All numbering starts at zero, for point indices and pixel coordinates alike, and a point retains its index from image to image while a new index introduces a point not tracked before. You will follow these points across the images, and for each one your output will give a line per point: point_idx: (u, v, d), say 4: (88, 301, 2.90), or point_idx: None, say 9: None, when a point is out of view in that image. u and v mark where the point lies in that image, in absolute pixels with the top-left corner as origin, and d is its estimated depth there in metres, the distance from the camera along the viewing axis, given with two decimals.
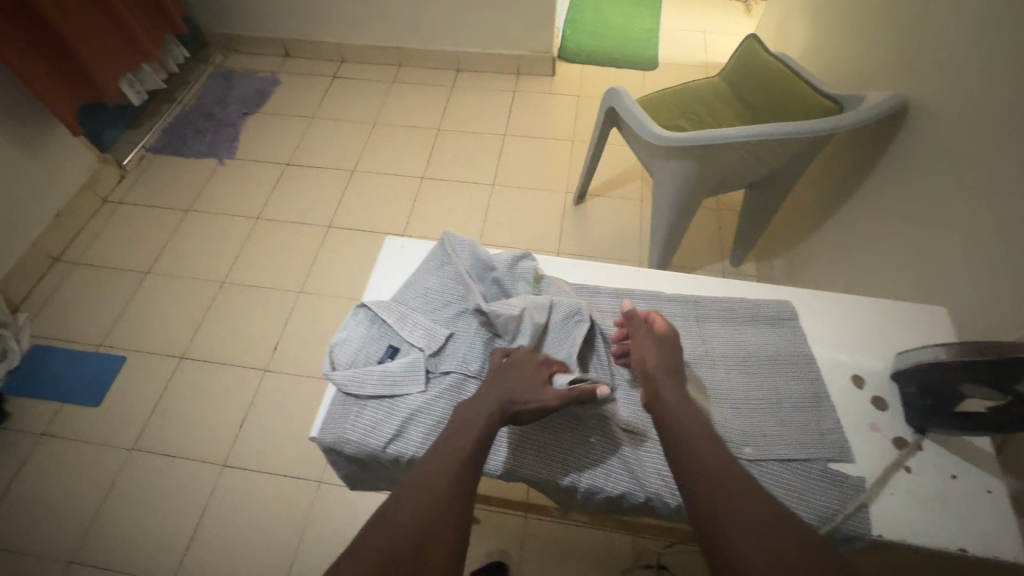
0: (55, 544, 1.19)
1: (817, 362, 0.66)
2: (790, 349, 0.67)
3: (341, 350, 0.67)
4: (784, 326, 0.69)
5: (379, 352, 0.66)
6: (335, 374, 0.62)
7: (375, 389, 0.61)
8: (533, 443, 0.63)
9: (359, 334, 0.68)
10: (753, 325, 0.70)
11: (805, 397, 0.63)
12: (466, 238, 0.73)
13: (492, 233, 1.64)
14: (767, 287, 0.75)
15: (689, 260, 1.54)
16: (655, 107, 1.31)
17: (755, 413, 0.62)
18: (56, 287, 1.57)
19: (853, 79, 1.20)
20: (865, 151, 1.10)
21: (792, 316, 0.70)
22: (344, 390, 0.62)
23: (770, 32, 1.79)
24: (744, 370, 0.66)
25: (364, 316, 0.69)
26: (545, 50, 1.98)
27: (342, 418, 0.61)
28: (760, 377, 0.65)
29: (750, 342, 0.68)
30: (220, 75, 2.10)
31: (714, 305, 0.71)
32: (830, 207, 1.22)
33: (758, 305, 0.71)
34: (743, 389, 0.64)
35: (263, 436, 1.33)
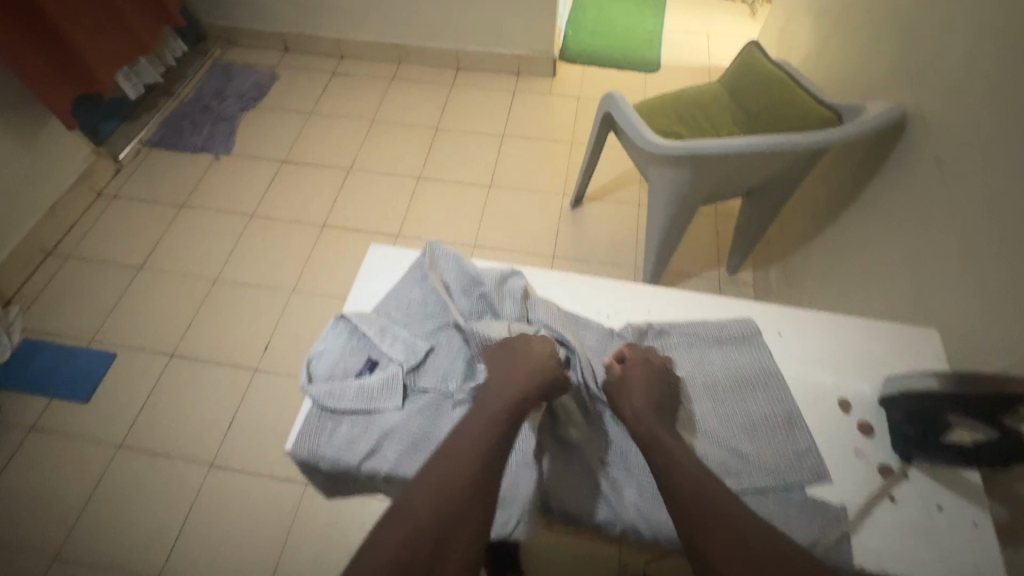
0: (39, 540, 1.19)
1: (787, 383, 0.65)
2: (760, 371, 0.66)
3: (319, 362, 0.66)
4: (748, 345, 0.68)
5: (358, 365, 0.66)
6: (312, 388, 0.62)
7: (352, 404, 0.61)
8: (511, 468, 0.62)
9: (338, 346, 0.67)
10: (719, 347, 0.68)
11: (778, 420, 0.62)
12: (451, 248, 0.73)
13: (488, 235, 1.63)
14: (733, 304, 0.73)
15: (685, 266, 1.53)
16: (652, 113, 1.30)
17: (729, 441, 0.61)
18: (49, 280, 1.56)
19: (853, 87, 1.17)
20: (862, 162, 1.08)
21: (755, 334, 0.68)
22: (321, 404, 0.61)
23: (773, 35, 1.76)
24: (713, 398, 0.65)
25: (343, 327, 0.68)
26: (545, 50, 1.96)
27: (317, 432, 0.61)
28: (732, 403, 0.64)
29: (717, 367, 0.67)
30: (219, 69, 2.08)
31: (682, 330, 0.70)
32: (827, 218, 1.20)
33: (722, 325, 0.69)
34: (718, 418, 0.63)
35: (251, 436, 1.32)
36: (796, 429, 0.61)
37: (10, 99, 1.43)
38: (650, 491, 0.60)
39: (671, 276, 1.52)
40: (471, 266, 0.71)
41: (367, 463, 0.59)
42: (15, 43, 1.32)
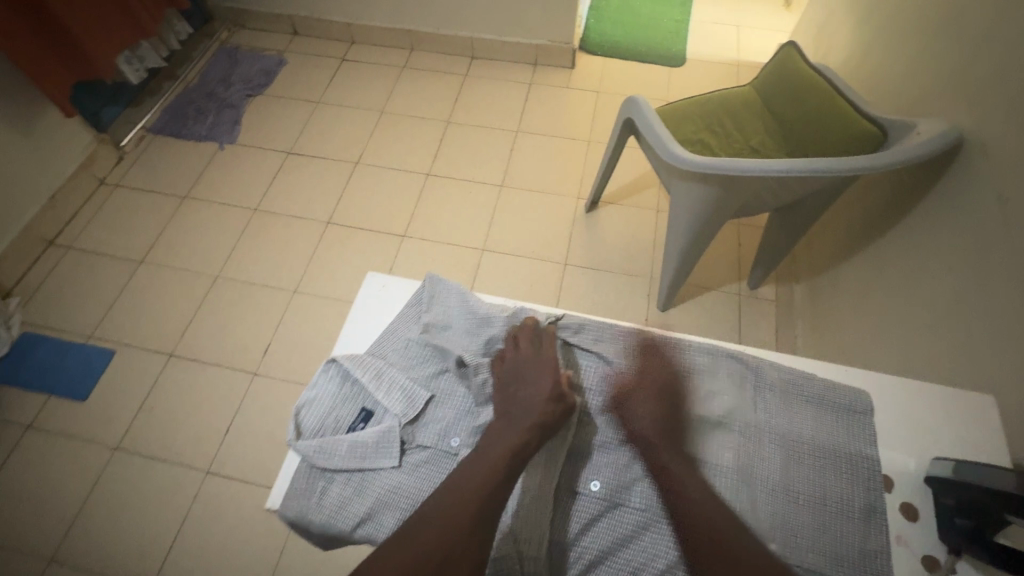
0: (35, 542, 1.18)
1: (877, 463, 0.59)
2: (844, 444, 0.60)
3: (308, 410, 0.64)
4: (858, 417, 0.61)
5: (351, 415, 0.64)
6: (301, 445, 0.59)
7: (345, 463, 0.59)
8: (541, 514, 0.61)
9: (329, 393, 0.64)
10: (817, 406, 0.62)
11: (847, 499, 0.57)
12: (453, 282, 0.70)
13: (497, 238, 1.56)
14: (849, 368, 0.67)
15: (704, 279, 1.45)
16: (677, 118, 1.21)
17: (790, 511, 0.57)
18: (49, 272, 1.53)
19: (901, 99, 1.08)
20: (905, 184, 0.99)
21: (868, 411, 0.61)
22: (311, 462, 0.59)
23: (811, 31, 1.64)
24: (789, 459, 0.60)
25: (334, 371, 0.65)
26: (565, 40, 1.85)
27: (307, 492, 0.59)
28: (808, 469, 0.59)
29: (803, 428, 0.61)
30: (225, 52, 2.01)
31: (776, 375, 0.64)
32: (862, 240, 1.12)
33: (835, 387, 0.63)
34: (787, 481, 0.59)
35: (248, 443, 1.29)
36: (841, 510, 0.57)
37: (8, 85, 1.38)
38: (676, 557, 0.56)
39: (689, 289, 1.44)
40: (477, 303, 0.69)
41: (360, 529, 0.58)
42: (11, 25, 1.26)
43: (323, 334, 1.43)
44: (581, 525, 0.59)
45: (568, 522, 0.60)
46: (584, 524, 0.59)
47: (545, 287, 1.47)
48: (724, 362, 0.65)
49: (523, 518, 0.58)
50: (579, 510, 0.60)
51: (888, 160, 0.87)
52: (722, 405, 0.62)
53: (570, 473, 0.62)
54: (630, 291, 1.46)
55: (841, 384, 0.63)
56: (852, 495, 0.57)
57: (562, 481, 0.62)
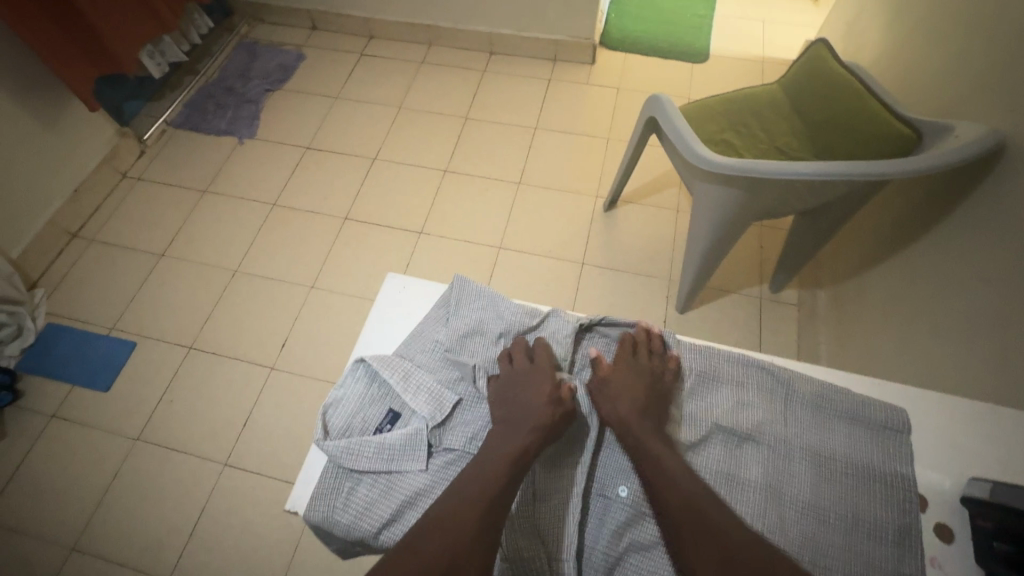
0: (58, 530, 1.20)
1: (912, 484, 0.57)
2: (876, 462, 0.59)
3: (336, 410, 0.67)
4: (892, 436, 0.60)
5: (378, 415, 0.68)
6: (328, 445, 0.62)
7: (372, 463, 0.62)
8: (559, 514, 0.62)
9: (357, 393, 0.68)
10: (849, 422, 0.61)
11: (878, 520, 0.56)
12: (478, 285, 0.73)
13: (514, 236, 1.55)
14: (891, 384, 0.65)
15: (725, 282, 1.43)
16: (700, 117, 1.19)
17: (818, 529, 0.57)
18: (73, 264, 1.56)
19: (936, 100, 1.04)
20: (940, 189, 0.96)
21: (903, 429, 0.60)
22: (337, 461, 0.62)
23: (841, 27, 1.60)
24: (819, 475, 0.59)
25: (362, 371, 0.69)
26: (586, 36, 1.82)
27: (334, 493, 0.62)
28: (838, 486, 0.58)
29: (835, 445, 0.60)
30: (245, 47, 2.02)
31: (809, 388, 0.63)
32: (891, 245, 1.09)
33: (870, 403, 0.61)
34: (816, 498, 0.58)
35: (265, 437, 1.30)
36: (871, 530, 0.56)
37: (32, 80, 1.39)
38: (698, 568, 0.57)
39: (709, 291, 1.42)
40: (505, 306, 0.73)
41: (383, 532, 0.60)
42: (35, 21, 1.27)
43: (339, 331, 1.44)
44: (610, 531, 0.60)
45: (596, 525, 0.61)
46: (607, 527, 0.60)
47: (561, 287, 1.46)
48: (756, 373, 0.65)
49: (548, 518, 0.61)
50: (607, 515, 0.61)
51: (918, 164, 0.84)
52: (753, 417, 0.62)
53: (598, 478, 0.64)
54: (649, 292, 1.44)
55: (878, 400, 0.61)
56: (883, 515, 0.56)
57: (591, 486, 0.63)
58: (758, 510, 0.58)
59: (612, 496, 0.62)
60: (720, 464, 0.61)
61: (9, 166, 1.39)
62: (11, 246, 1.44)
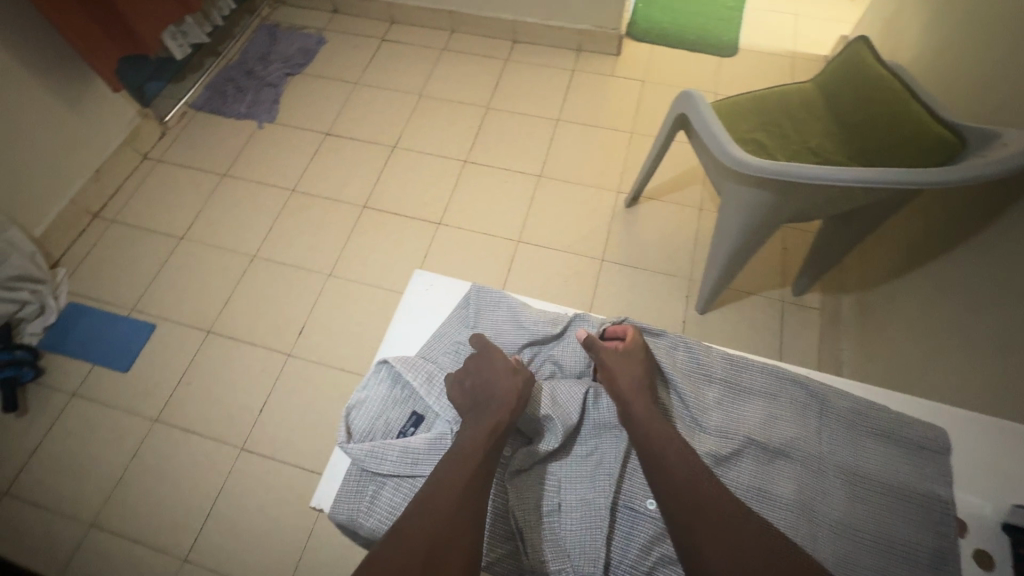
0: (78, 507, 1.22)
1: (949, 506, 0.59)
2: (911, 483, 0.60)
3: (358, 411, 0.72)
4: (927, 455, 0.61)
5: (400, 417, 0.72)
6: (351, 447, 0.65)
7: (395, 467, 0.65)
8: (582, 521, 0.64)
9: (380, 394, 0.73)
10: (883, 441, 0.63)
11: (912, 541, 0.58)
12: (495, 292, 0.76)
13: (533, 230, 1.53)
14: (926, 401, 0.66)
15: (747, 284, 1.40)
16: (730, 114, 1.15)
17: (854, 548, 0.58)
18: (94, 244, 1.57)
19: (982, 104, 1.00)
20: (980, 199, 0.93)
21: (939, 448, 0.61)
22: (360, 463, 0.65)
23: (879, 24, 1.54)
24: (852, 494, 0.60)
25: (385, 373, 0.73)
26: (612, 26, 1.78)
27: (358, 496, 0.65)
28: (872, 506, 0.60)
29: (869, 463, 0.62)
30: (266, 29, 2.00)
31: (845, 404, 0.64)
32: (924, 253, 1.05)
33: (905, 421, 0.62)
34: (850, 516, 0.59)
35: (281, 423, 1.31)
36: (906, 551, 0.57)
37: (56, 58, 1.39)
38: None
39: (730, 292, 1.40)
40: (525, 315, 0.75)
41: None
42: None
43: (355, 319, 1.43)
44: (637, 544, 0.63)
45: (625, 537, 0.64)
46: (632, 538, 0.63)
47: (580, 283, 1.44)
48: (788, 387, 0.66)
49: (575, 530, 0.64)
50: (636, 529, 0.64)
51: (960, 174, 0.81)
52: (787, 432, 0.63)
53: (626, 491, 0.65)
54: (668, 292, 1.42)
55: (912, 418, 0.63)
56: (918, 536, 0.58)
57: (618, 498, 0.65)
58: (793, 527, 0.59)
59: (640, 508, 0.64)
60: (754, 478, 0.62)
61: (31, 145, 1.39)
62: (34, 225, 1.45)
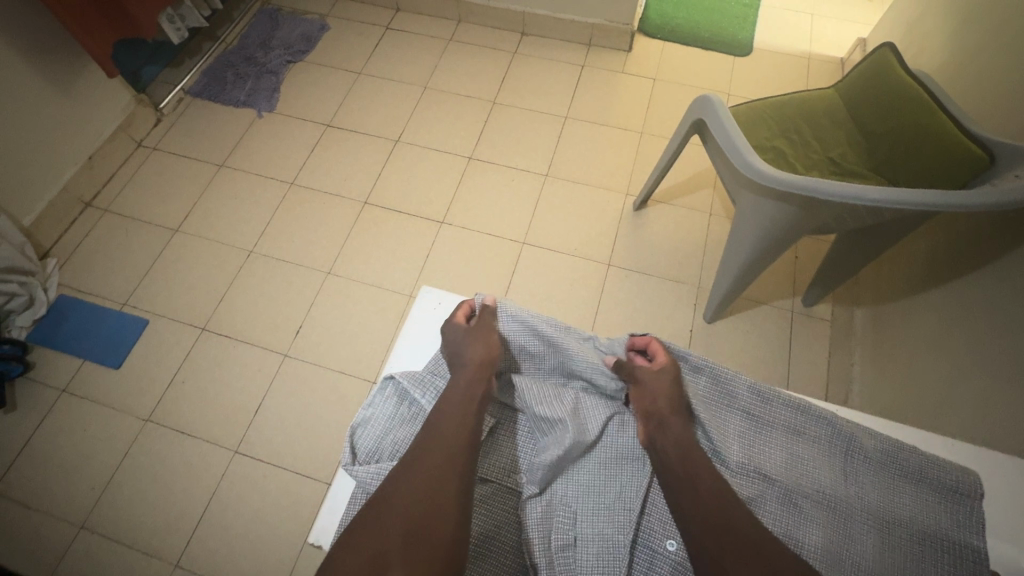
0: (67, 508, 1.19)
1: (982, 556, 0.59)
2: (942, 530, 0.61)
3: (364, 430, 0.70)
4: (959, 500, 0.62)
5: (406, 436, 0.70)
6: (357, 471, 0.65)
7: None
8: (595, 556, 0.64)
9: (386, 412, 0.71)
10: (912, 485, 0.64)
11: None
12: (505, 306, 0.76)
13: (538, 232, 1.49)
14: (948, 444, 0.69)
15: (756, 294, 1.37)
16: (750, 120, 1.11)
17: None
18: (86, 234, 1.53)
19: (1013, 119, 0.96)
20: (1006, 219, 0.90)
21: (971, 494, 0.62)
22: (366, 486, 0.65)
23: (902, 27, 1.49)
24: (880, 537, 0.61)
25: (391, 389, 0.73)
26: (624, 21, 1.73)
27: None
28: (901, 551, 0.60)
29: (897, 508, 0.63)
30: (267, 14, 1.93)
31: (872, 445, 0.65)
32: (944, 272, 1.02)
33: (936, 464, 0.63)
34: (881, 562, 0.59)
35: (276, 427, 1.27)
36: None
37: (49, 40, 1.33)
38: None
39: (740, 302, 1.37)
40: (541, 324, 0.75)
41: None
42: None
43: (355, 320, 1.40)
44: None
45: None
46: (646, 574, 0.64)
47: (586, 288, 1.41)
48: (813, 423, 0.67)
49: (592, 564, 0.64)
50: (652, 565, 0.64)
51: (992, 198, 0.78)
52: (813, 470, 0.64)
53: (645, 529, 0.65)
54: (676, 299, 1.39)
55: (944, 460, 0.64)
56: None
57: (636, 534, 0.65)
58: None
59: (659, 548, 0.64)
60: (779, 522, 0.62)
61: (20, 132, 1.33)
62: (23, 214, 1.40)
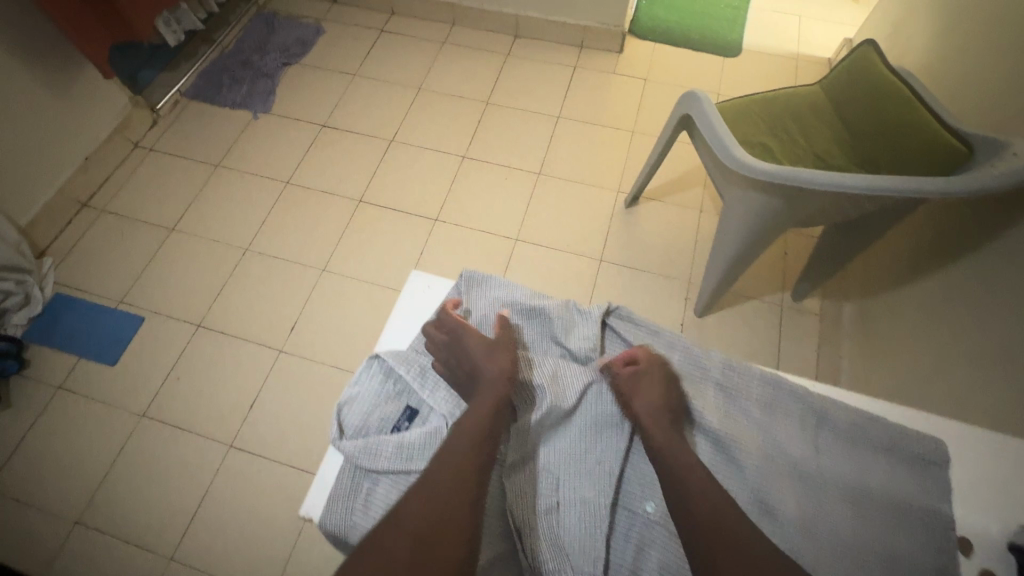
0: (62, 505, 1.20)
1: (950, 522, 0.61)
2: (912, 499, 0.63)
3: (352, 408, 0.74)
4: (930, 469, 0.64)
5: (392, 412, 0.74)
6: (345, 445, 0.68)
7: (390, 462, 0.68)
8: (577, 520, 0.66)
9: (372, 389, 0.75)
10: (885, 456, 0.66)
11: (922, 563, 0.60)
12: (481, 278, 0.83)
13: (531, 229, 1.51)
14: (921, 414, 0.70)
15: (746, 288, 1.39)
16: (737, 117, 1.13)
17: (856, 560, 0.60)
18: (82, 234, 1.54)
19: (992, 113, 0.99)
20: (986, 208, 0.92)
21: (941, 462, 0.63)
22: (354, 460, 0.68)
23: (887, 28, 1.53)
24: (853, 506, 0.63)
25: (376, 368, 0.76)
26: (616, 24, 1.76)
27: (351, 497, 0.68)
28: (872, 519, 0.62)
29: (868, 478, 0.65)
30: (263, 18, 1.96)
31: (843, 418, 0.67)
32: (928, 262, 1.05)
33: (906, 435, 0.65)
34: (852, 529, 0.62)
35: (271, 422, 1.28)
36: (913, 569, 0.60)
37: (45, 43, 1.35)
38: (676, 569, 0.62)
39: (730, 297, 1.38)
40: (520, 297, 0.80)
41: None
42: None
43: (350, 317, 1.41)
44: (635, 542, 0.65)
45: (624, 537, 0.66)
46: (627, 535, 0.66)
47: (578, 283, 1.43)
48: (786, 396, 0.69)
49: (574, 527, 0.66)
50: (632, 528, 0.66)
51: (970, 184, 0.80)
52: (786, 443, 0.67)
53: (625, 493, 0.68)
54: (667, 294, 1.40)
55: (915, 430, 0.65)
56: (922, 554, 0.60)
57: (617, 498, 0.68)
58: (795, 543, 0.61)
59: (638, 510, 0.67)
60: (754, 491, 0.64)
61: (16, 133, 1.35)
62: (20, 214, 1.41)
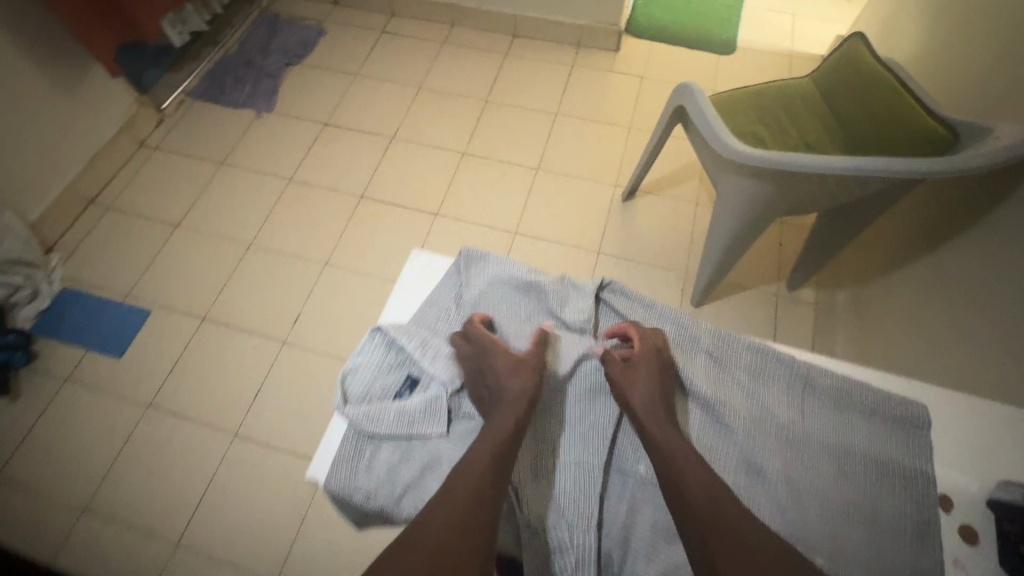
0: (69, 493, 1.22)
1: (930, 480, 0.64)
2: (893, 458, 0.66)
3: (355, 377, 0.76)
4: (911, 431, 0.67)
5: (393, 381, 0.77)
6: (350, 411, 0.71)
7: (393, 428, 0.71)
8: (572, 482, 0.69)
9: (375, 359, 0.77)
10: (867, 419, 0.69)
11: (901, 517, 0.63)
12: (478, 256, 0.85)
13: (530, 222, 1.54)
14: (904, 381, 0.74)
15: (742, 279, 1.41)
16: (730, 108, 1.16)
17: (839, 515, 0.64)
18: (89, 230, 1.57)
19: (977, 100, 1.01)
20: (973, 191, 0.94)
21: (921, 424, 0.66)
22: (358, 425, 0.71)
23: (877, 23, 1.56)
24: (836, 465, 0.67)
25: (379, 339, 0.78)
26: (612, 22, 1.79)
27: (356, 458, 0.71)
28: (854, 476, 0.66)
29: (851, 439, 0.68)
30: (266, 20, 2.00)
31: (827, 383, 0.70)
32: (918, 246, 1.07)
33: (888, 399, 0.68)
34: (834, 486, 0.65)
35: (275, 412, 1.30)
36: (892, 523, 0.63)
37: (54, 43, 1.38)
38: (663, 525, 0.66)
39: (725, 287, 1.41)
40: (517, 273, 0.83)
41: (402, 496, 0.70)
42: None
43: (352, 309, 1.43)
44: (628, 501, 0.69)
45: (617, 498, 0.69)
46: (619, 496, 0.69)
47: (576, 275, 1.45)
48: (773, 364, 0.73)
49: (570, 487, 0.69)
50: (625, 490, 0.70)
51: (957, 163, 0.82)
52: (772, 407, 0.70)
53: (619, 456, 0.71)
54: (664, 285, 1.43)
55: (896, 395, 0.69)
56: (903, 509, 0.63)
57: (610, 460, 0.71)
58: (780, 499, 0.64)
59: (631, 471, 0.70)
60: (742, 451, 0.68)
61: (25, 131, 1.38)
62: (28, 210, 1.44)
